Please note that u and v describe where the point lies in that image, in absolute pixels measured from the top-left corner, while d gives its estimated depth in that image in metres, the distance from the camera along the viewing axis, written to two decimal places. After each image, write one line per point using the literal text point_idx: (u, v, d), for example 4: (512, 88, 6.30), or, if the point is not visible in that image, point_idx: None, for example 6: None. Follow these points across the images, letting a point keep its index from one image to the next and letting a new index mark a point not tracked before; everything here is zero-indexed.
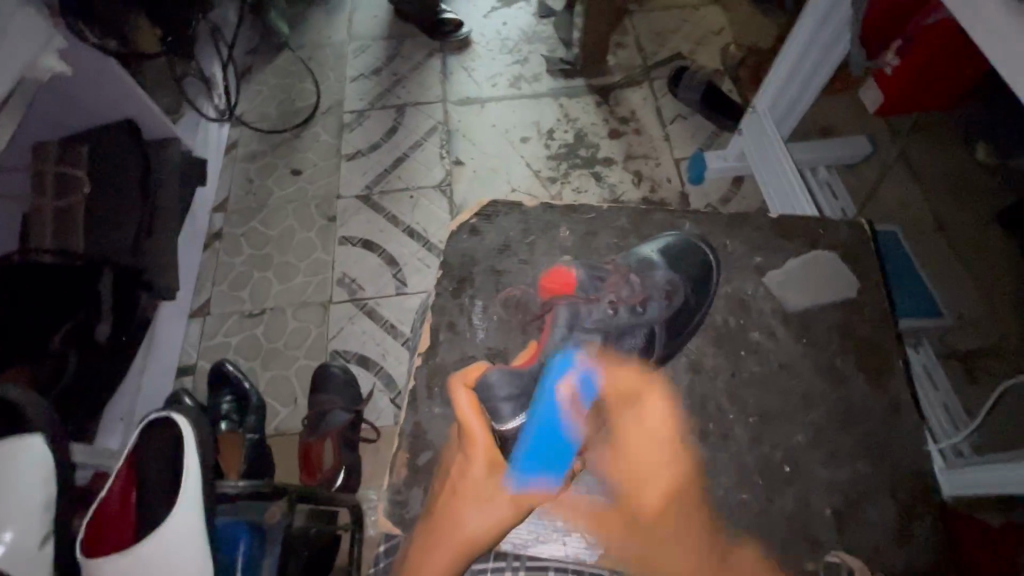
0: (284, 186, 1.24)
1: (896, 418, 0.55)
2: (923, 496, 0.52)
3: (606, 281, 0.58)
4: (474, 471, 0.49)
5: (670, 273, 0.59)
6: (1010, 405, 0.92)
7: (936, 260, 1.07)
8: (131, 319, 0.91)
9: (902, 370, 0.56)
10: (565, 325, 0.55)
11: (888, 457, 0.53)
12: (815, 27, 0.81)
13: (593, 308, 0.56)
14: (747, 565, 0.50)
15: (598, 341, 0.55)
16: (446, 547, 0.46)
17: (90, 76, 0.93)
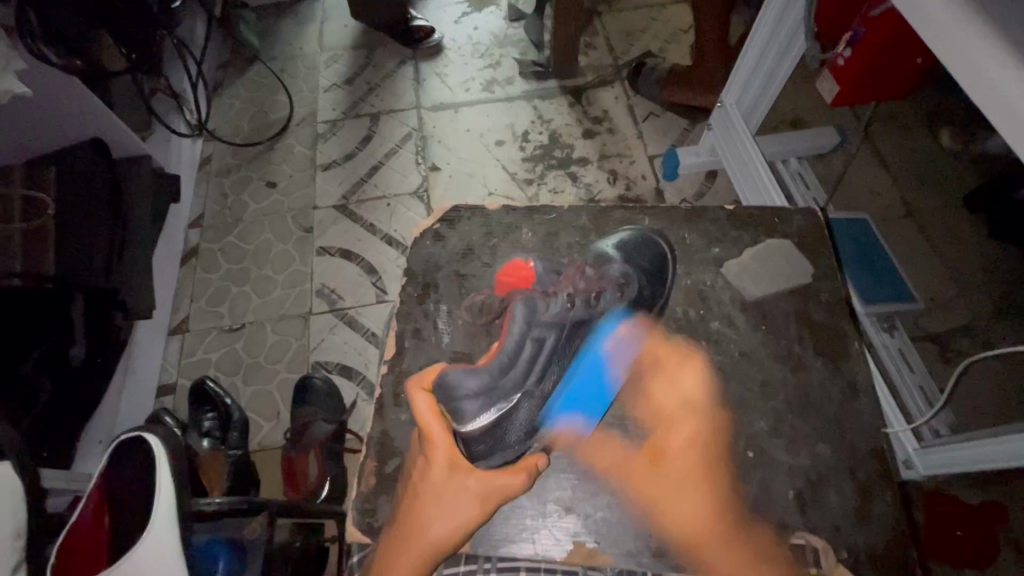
0: (259, 199, 1.23)
1: (854, 400, 0.55)
2: (883, 475, 0.52)
3: (562, 276, 0.60)
4: (433, 473, 0.51)
5: (625, 265, 0.60)
6: (980, 383, 0.94)
7: (906, 244, 1.09)
8: (106, 341, 0.92)
9: (859, 353, 0.57)
10: (522, 322, 0.55)
11: (847, 438, 0.54)
12: (773, 22, 0.83)
13: (547, 302, 0.57)
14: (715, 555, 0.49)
15: (553, 335, 0.55)
16: (408, 550, 0.48)
17: (54, 96, 0.92)
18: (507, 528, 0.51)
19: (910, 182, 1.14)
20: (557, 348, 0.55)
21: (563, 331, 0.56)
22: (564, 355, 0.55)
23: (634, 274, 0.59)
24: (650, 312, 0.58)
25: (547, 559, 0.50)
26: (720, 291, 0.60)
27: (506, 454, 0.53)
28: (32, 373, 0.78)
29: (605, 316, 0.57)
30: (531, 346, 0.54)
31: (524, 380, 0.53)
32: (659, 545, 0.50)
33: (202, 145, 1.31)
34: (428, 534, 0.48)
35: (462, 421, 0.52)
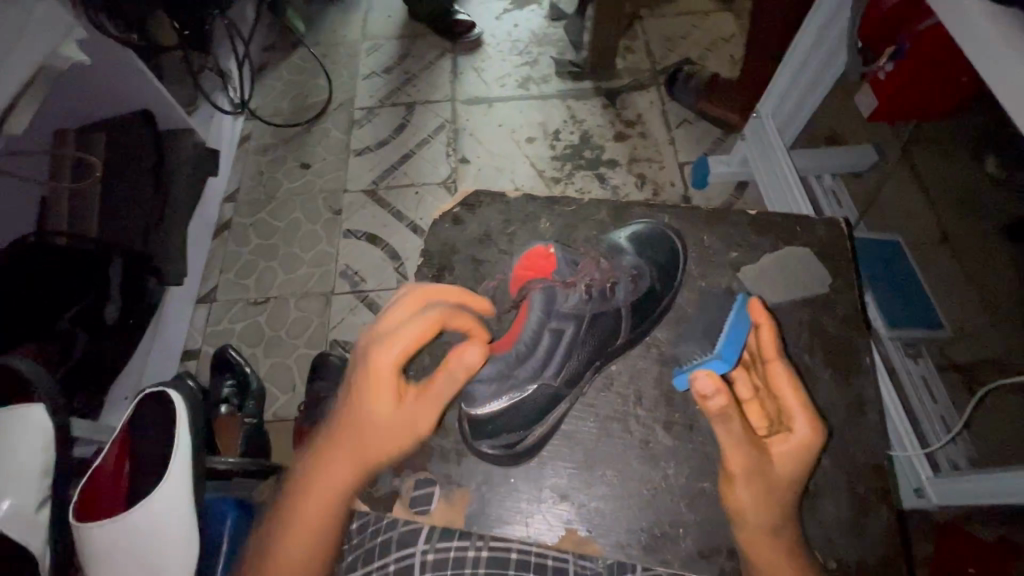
0: (293, 178, 1.27)
1: (860, 415, 0.55)
2: (881, 491, 0.52)
3: (580, 265, 0.55)
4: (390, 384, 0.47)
5: (637, 258, 0.59)
6: (1002, 417, 0.91)
7: (941, 270, 1.06)
8: (140, 304, 0.95)
9: (867, 368, 0.56)
10: (541, 310, 0.52)
11: (849, 453, 0.53)
12: (817, 35, 0.82)
13: (567, 293, 0.53)
14: (703, 555, 0.49)
15: (571, 328, 0.52)
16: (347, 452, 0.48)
17: (109, 66, 0.96)
18: (500, 510, 0.52)
19: (948, 207, 1.11)
20: (574, 340, 0.53)
21: (581, 323, 0.53)
22: (580, 347, 0.53)
23: (647, 268, 0.58)
24: (659, 311, 0.59)
25: (538, 543, 0.50)
26: (733, 296, 0.60)
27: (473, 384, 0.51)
28: (66, 328, 0.83)
29: (619, 308, 0.55)
30: (550, 338, 0.51)
31: (540, 370, 0.51)
32: (648, 540, 0.50)
33: (243, 123, 1.36)
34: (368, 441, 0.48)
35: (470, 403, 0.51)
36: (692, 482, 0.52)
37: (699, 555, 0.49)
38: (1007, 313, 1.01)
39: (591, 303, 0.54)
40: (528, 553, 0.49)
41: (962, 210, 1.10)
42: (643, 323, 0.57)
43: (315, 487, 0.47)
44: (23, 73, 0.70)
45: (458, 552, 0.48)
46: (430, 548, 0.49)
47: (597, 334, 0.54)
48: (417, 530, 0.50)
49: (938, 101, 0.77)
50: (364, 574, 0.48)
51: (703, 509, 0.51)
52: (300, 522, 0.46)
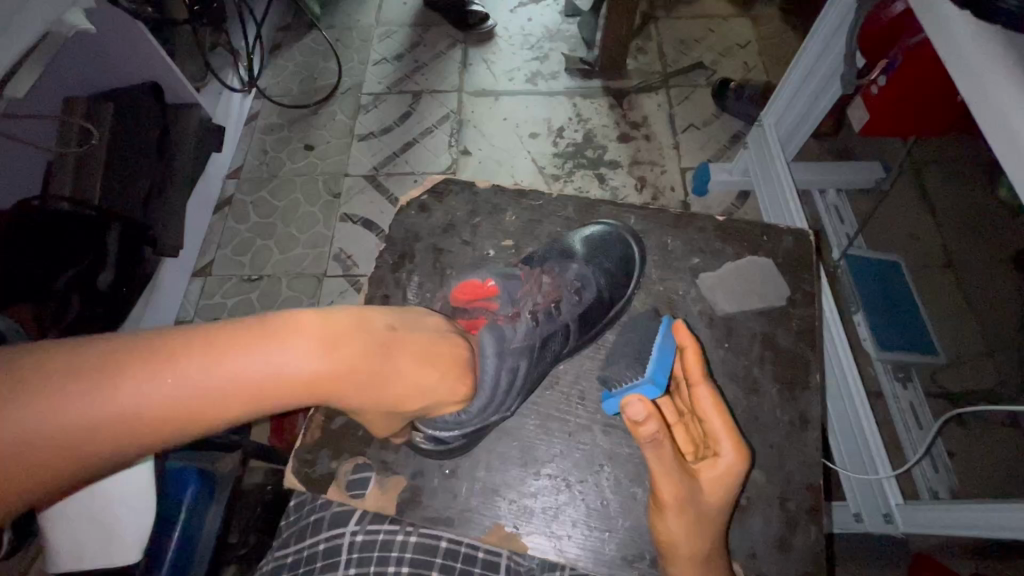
0: (295, 159, 1.28)
1: (802, 432, 0.54)
2: (813, 507, 0.51)
3: (523, 287, 0.54)
4: (360, 360, 0.41)
5: (584, 268, 0.58)
6: (978, 449, 0.89)
7: (937, 295, 1.03)
8: (133, 273, 0.97)
9: (816, 384, 0.55)
10: (493, 354, 0.49)
11: (785, 466, 0.52)
12: (820, 48, 0.81)
13: (509, 327, 0.51)
14: (626, 560, 0.49)
15: (523, 361, 0.51)
16: (251, 368, 0.38)
17: (119, 38, 0.98)
18: (430, 497, 0.52)
19: (953, 230, 1.08)
20: (526, 372, 0.51)
21: (533, 354, 0.52)
22: (530, 371, 0.52)
23: (593, 278, 0.57)
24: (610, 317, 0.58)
25: (462, 534, 0.51)
26: (689, 302, 0.60)
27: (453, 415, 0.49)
28: (62, 290, 0.85)
29: (568, 325, 0.55)
30: (505, 377, 0.49)
31: (497, 406, 0.50)
32: (574, 539, 0.50)
33: (252, 101, 1.37)
34: (280, 384, 0.39)
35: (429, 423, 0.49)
36: (626, 486, 0.52)
37: (623, 561, 0.49)
38: (1003, 342, 0.98)
39: (538, 328, 0.53)
40: (459, 542, 0.51)
41: (965, 235, 1.08)
42: (591, 330, 0.57)
43: (192, 369, 0.37)
44: (28, 39, 0.72)
45: (387, 535, 0.50)
46: (360, 530, 0.50)
47: (544, 349, 0.53)
48: (349, 512, 0.52)
49: (931, 121, 0.76)
50: (294, 549, 0.50)
51: (635, 512, 0.51)
52: (141, 399, 0.36)
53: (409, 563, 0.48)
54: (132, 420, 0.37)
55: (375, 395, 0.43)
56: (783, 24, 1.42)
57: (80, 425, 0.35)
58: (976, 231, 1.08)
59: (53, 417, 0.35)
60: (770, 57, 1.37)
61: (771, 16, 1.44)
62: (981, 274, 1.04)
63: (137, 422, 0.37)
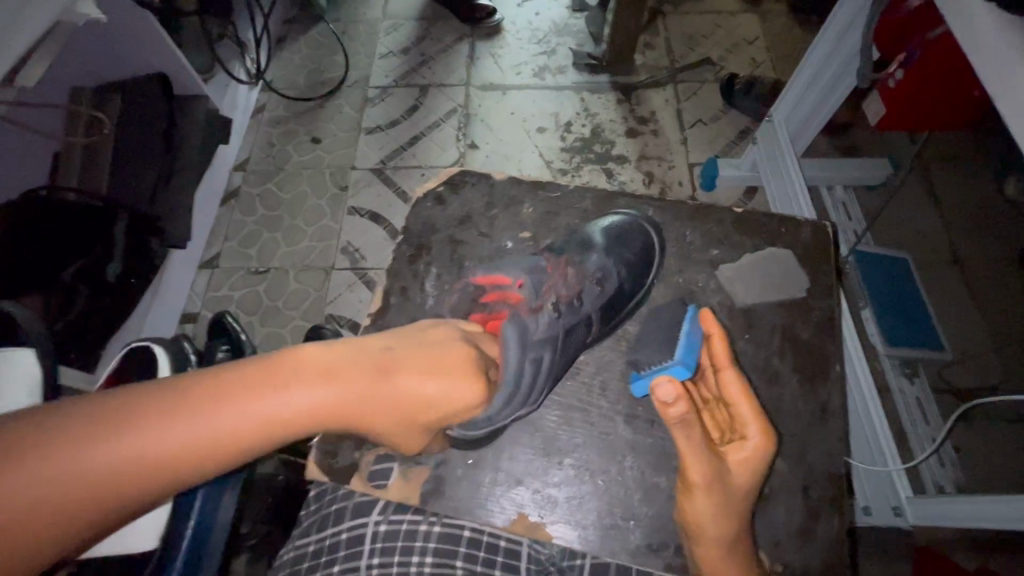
0: (302, 152, 1.28)
1: (824, 423, 0.54)
2: (836, 498, 0.51)
3: (546, 281, 0.56)
4: (375, 383, 0.44)
5: (604, 257, 0.59)
6: (987, 444, 0.89)
7: (944, 292, 1.04)
8: (141, 264, 0.97)
9: (837, 376, 0.55)
10: (517, 346, 0.50)
11: (808, 458, 0.53)
12: (832, 45, 0.80)
13: (531, 320, 0.52)
14: (651, 549, 0.49)
15: (548, 352, 0.52)
16: (274, 401, 0.41)
17: (128, 27, 0.98)
18: (453, 487, 0.52)
19: (959, 227, 1.09)
20: (551, 364, 0.53)
21: (557, 345, 0.53)
22: (557, 362, 0.53)
23: (614, 267, 0.58)
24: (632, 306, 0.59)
25: (488, 524, 0.51)
26: (709, 294, 0.60)
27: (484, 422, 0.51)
28: (70, 281, 0.85)
29: (590, 316, 0.56)
30: (529, 370, 0.50)
31: (522, 400, 0.51)
32: (598, 530, 0.50)
33: (258, 93, 1.37)
34: (303, 414, 0.41)
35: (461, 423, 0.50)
36: (649, 477, 0.52)
37: (647, 549, 0.49)
38: (1011, 339, 0.98)
39: (561, 318, 0.54)
40: (480, 531, 0.50)
41: (972, 231, 1.08)
42: (616, 319, 0.57)
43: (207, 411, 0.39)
44: (40, 27, 0.71)
45: (410, 526, 0.50)
46: (384, 519, 0.50)
47: (568, 338, 0.54)
48: (373, 501, 0.52)
49: (946, 115, 0.75)
50: (318, 539, 0.51)
51: (658, 503, 0.51)
52: (166, 442, 0.37)
53: (432, 554, 0.48)
54: (160, 464, 0.37)
55: (388, 415, 0.45)
56: (790, 20, 1.42)
57: (106, 476, 0.36)
58: (983, 226, 1.08)
59: (72, 471, 0.35)
60: (778, 53, 1.37)
61: (779, 12, 1.43)
62: (988, 270, 1.04)
63: (164, 468, 0.37)
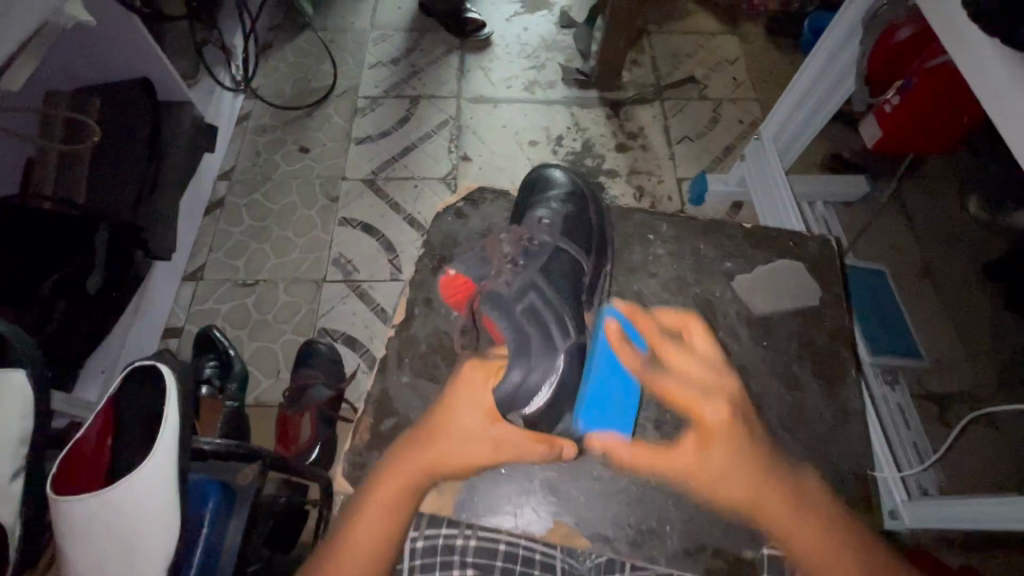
0: (290, 161, 1.25)
1: (845, 427, 0.57)
2: (863, 501, 0.54)
3: (489, 262, 0.58)
4: (446, 431, 0.48)
5: (545, 208, 0.65)
6: (968, 446, 0.95)
7: (920, 303, 1.09)
8: (124, 277, 0.92)
9: (854, 381, 0.59)
10: (495, 309, 0.52)
11: (834, 462, 0.56)
12: (822, 67, 0.85)
13: (501, 287, 0.54)
14: (687, 553, 0.52)
15: (533, 294, 0.53)
16: (398, 485, 0.47)
17: (112, 29, 0.94)
18: (484, 492, 0.54)
19: (931, 242, 1.15)
20: (548, 301, 0.53)
21: (540, 287, 0.54)
22: (556, 301, 0.54)
23: (563, 219, 0.64)
24: (603, 241, 0.64)
25: (526, 532, 0.52)
26: (727, 304, 0.63)
27: (544, 391, 0.49)
28: (48, 296, 0.80)
29: (560, 248, 0.60)
30: (529, 321, 0.52)
31: (544, 347, 0.51)
32: (635, 535, 0.52)
33: (243, 101, 1.33)
34: (407, 475, 0.48)
35: (521, 404, 0.49)
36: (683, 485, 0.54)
37: (685, 553, 0.51)
38: (980, 346, 1.05)
39: (518, 273, 0.56)
40: (515, 543, 0.52)
41: (944, 246, 1.15)
42: (593, 252, 0.62)
43: (348, 527, 0.46)
44: (26, 28, 0.68)
45: (447, 539, 0.52)
46: (419, 535, 0.52)
47: (550, 283, 0.56)
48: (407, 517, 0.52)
49: (936, 139, 0.83)
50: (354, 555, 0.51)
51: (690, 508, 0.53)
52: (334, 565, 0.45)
53: (471, 568, 0.51)
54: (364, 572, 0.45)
55: (465, 440, 0.48)
56: (767, 41, 1.49)
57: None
58: (953, 241, 1.15)
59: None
60: (757, 73, 1.43)
61: (756, 33, 1.50)
62: (959, 283, 1.11)
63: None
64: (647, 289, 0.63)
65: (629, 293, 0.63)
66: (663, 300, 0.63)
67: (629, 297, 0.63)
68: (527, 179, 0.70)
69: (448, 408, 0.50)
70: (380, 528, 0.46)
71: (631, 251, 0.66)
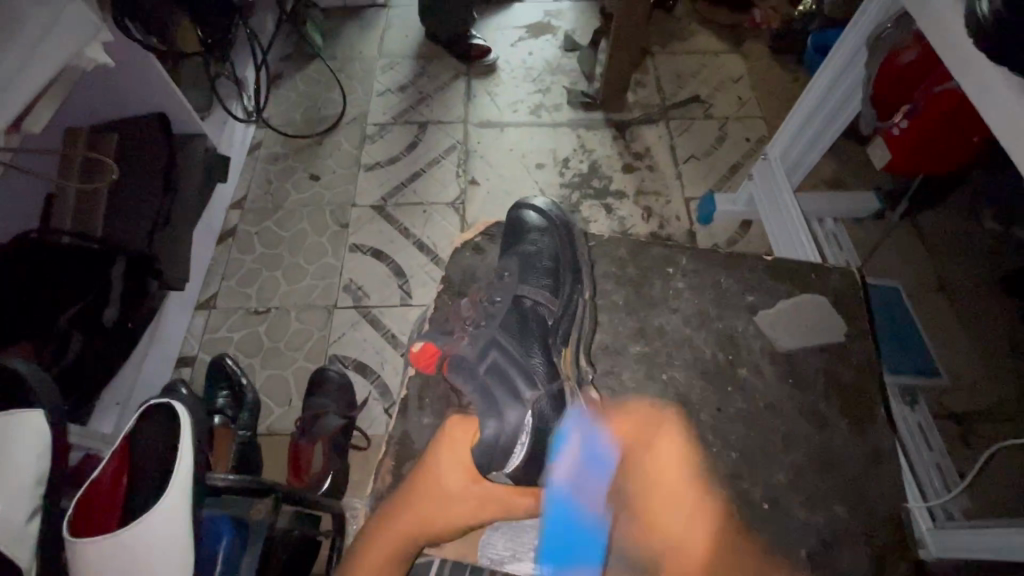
0: (302, 189, 1.27)
1: (877, 465, 0.56)
2: (897, 544, 0.53)
3: (451, 333, 0.61)
4: (429, 491, 0.50)
5: (509, 258, 0.65)
6: (996, 470, 0.92)
7: (938, 320, 1.07)
8: (139, 308, 0.93)
9: (883, 418, 0.58)
10: (460, 374, 0.54)
11: (864, 501, 0.55)
12: (826, 90, 0.85)
13: (462, 348, 0.55)
14: None
15: (494, 352, 0.55)
16: (387, 548, 0.48)
17: (130, 69, 0.97)
18: (507, 536, 0.53)
19: (948, 259, 1.14)
20: (508, 355, 0.55)
21: (500, 343, 0.56)
22: (515, 351, 0.56)
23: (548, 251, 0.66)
24: (576, 273, 0.65)
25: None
26: (750, 339, 0.62)
27: (518, 448, 0.51)
28: (65, 327, 0.81)
29: (517, 300, 0.62)
30: (493, 378, 0.54)
31: (510, 401, 0.52)
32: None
33: (255, 131, 1.36)
34: (392, 541, 0.48)
35: (499, 464, 0.51)
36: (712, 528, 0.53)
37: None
38: (1003, 364, 1.02)
39: (478, 333, 0.57)
40: None
41: (963, 263, 1.13)
42: (560, 292, 0.64)
43: None
44: (46, 75, 0.70)
45: None
46: None
47: (510, 337, 0.58)
48: (430, 561, 0.52)
49: (948, 159, 0.83)
50: None
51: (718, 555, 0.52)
52: None
53: None
54: None
55: (446, 502, 0.50)
56: (772, 59, 1.49)
57: None
58: (972, 259, 1.13)
59: None
60: (763, 91, 1.43)
61: (761, 52, 1.51)
62: (979, 300, 1.09)
63: None
64: (668, 324, 0.63)
65: (649, 328, 0.63)
66: (684, 336, 0.62)
67: (650, 333, 0.62)
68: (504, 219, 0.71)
69: (428, 470, 0.51)
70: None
71: (650, 284, 0.65)
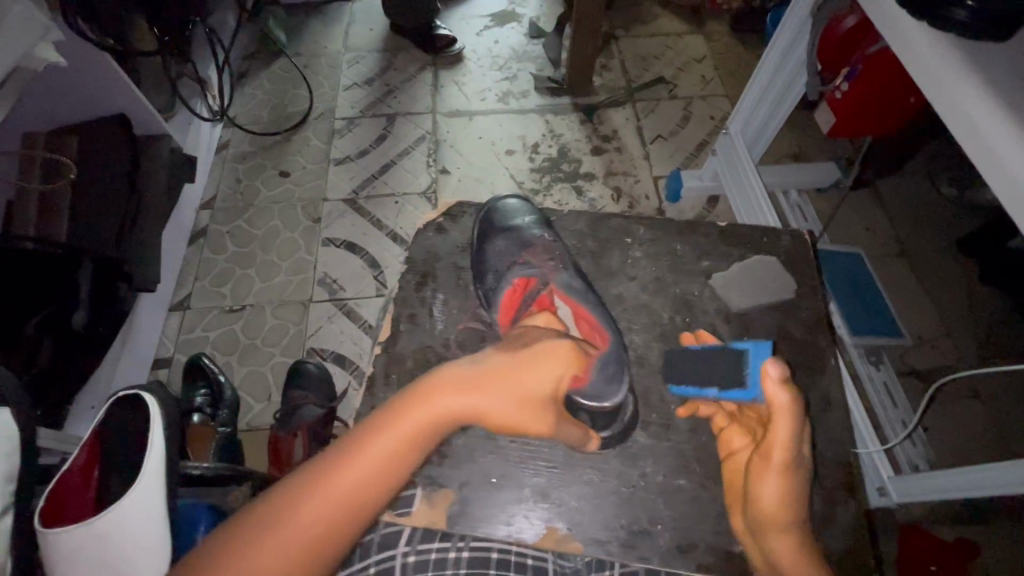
0: (271, 186, 1.26)
1: (825, 412, 0.59)
2: (846, 483, 0.56)
3: (530, 250, 0.67)
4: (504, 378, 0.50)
5: (527, 236, 0.68)
6: (956, 421, 0.96)
7: (899, 284, 1.11)
8: (109, 311, 0.92)
9: (831, 369, 0.61)
10: (563, 297, 0.62)
11: (814, 448, 0.57)
12: (772, 70, 0.89)
13: (562, 280, 0.63)
14: (680, 550, 0.53)
15: (587, 291, 0.63)
16: (395, 460, 0.45)
17: (87, 72, 0.96)
18: (477, 503, 0.54)
19: (904, 222, 1.18)
20: (587, 288, 0.63)
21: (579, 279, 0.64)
22: (589, 290, 0.63)
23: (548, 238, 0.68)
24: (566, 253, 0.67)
25: (519, 541, 0.53)
26: (705, 301, 0.65)
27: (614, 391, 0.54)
28: (32, 333, 0.79)
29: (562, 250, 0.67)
30: (593, 308, 0.61)
31: (612, 329, 0.59)
32: (626, 536, 0.53)
33: (221, 130, 1.35)
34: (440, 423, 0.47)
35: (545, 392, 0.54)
36: (671, 479, 0.56)
37: (676, 550, 0.53)
38: (961, 322, 1.06)
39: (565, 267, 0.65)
40: (508, 551, 0.51)
41: (919, 226, 1.17)
42: (573, 268, 0.65)
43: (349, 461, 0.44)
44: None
45: (438, 553, 0.50)
46: (412, 550, 0.50)
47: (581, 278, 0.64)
48: (399, 532, 0.52)
49: (891, 120, 0.85)
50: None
51: (680, 503, 0.55)
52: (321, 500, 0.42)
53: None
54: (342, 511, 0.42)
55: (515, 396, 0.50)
56: (733, 39, 1.52)
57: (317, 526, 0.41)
58: (928, 221, 1.17)
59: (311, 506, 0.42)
60: (725, 70, 1.46)
61: (722, 32, 1.53)
62: (937, 261, 1.13)
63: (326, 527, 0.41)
64: (626, 291, 0.65)
65: (609, 296, 0.65)
66: (642, 302, 0.65)
67: (610, 301, 0.65)
68: (493, 203, 0.72)
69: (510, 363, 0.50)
70: (319, 537, 0.41)
71: (610, 255, 0.68)
